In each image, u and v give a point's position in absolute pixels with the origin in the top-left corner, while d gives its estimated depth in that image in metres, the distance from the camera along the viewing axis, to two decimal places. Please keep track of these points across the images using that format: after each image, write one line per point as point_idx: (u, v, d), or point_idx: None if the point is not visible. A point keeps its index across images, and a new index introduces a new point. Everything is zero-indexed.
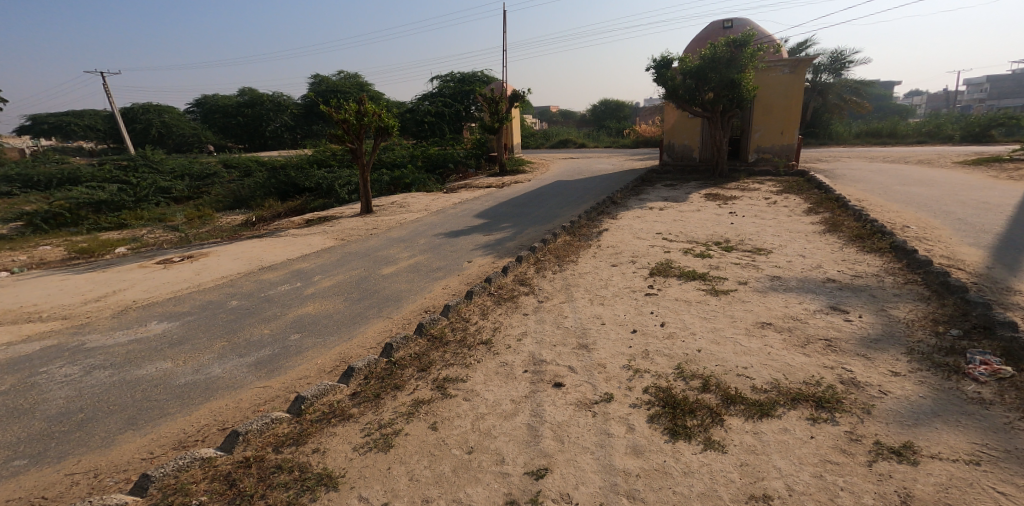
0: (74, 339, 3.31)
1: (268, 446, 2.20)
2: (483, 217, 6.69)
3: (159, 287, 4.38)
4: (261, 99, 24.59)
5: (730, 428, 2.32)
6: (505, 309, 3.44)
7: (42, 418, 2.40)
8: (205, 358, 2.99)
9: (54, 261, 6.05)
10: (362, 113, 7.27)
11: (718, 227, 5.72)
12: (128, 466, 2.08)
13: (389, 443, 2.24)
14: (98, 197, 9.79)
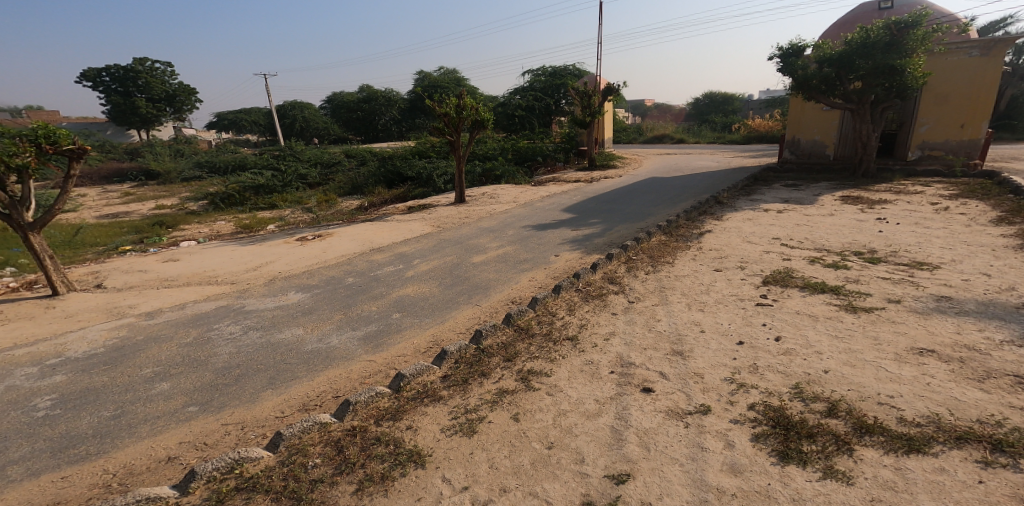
0: (237, 303, 3.96)
1: (370, 419, 2.39)
2: (571, 212, 6.61)
3: (294, 261, 5.09)
4: (375, 95, 27.07)
5: (861, 459, 1.95)
6: (593, 306, 3.34)
7: (211, 371, 2.89)
8: (327, 328, 3.38)
9: (223, 234, 7.35)
10: (461, 107, 7.65)
11: (860, 235, 4.91)
12: (266, 422, 2.42)
13: (474, 429, 2.29)
14: (259, 181, 11.23)
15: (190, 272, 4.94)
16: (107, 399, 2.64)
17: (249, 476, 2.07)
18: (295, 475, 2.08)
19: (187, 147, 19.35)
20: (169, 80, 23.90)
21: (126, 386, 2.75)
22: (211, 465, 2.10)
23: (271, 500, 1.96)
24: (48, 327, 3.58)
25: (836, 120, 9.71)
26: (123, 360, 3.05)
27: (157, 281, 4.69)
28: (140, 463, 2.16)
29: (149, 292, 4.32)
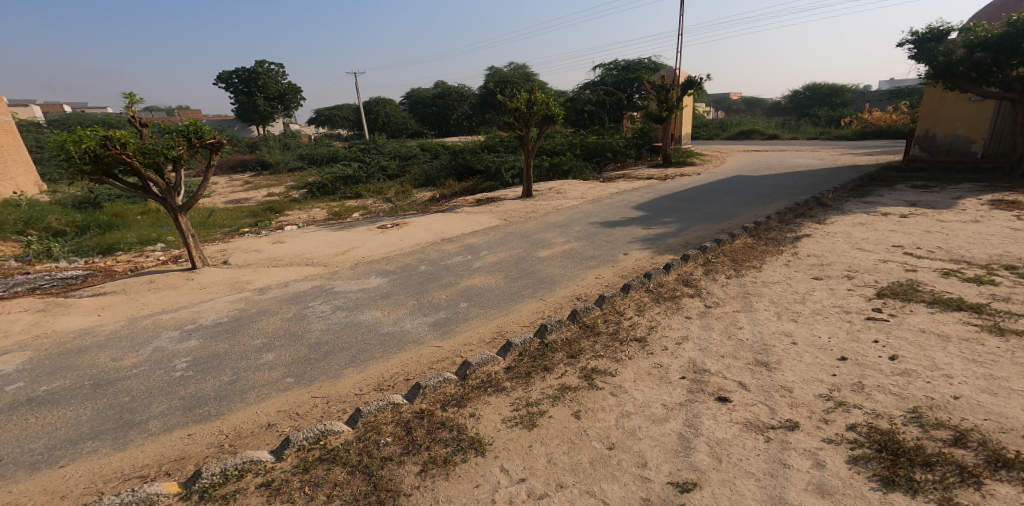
0: (329, 283, 4.36)
1: (436, 403, 2.49)
2: (643, 209, 6.35)
3: (376, 247, 5.50)
4: (449, 91, 28.64)
5: (993, 497, 1.61)
6: (666, 308, 3.16)
7: (306, 345, 3.21)
8: (403, 312, 3.59)
9: (319, 220, 8.11)
10: (532, 102, 7.80)
11: (1012, 246, 4.09)
12: (347, 398, 2.62)
13: (534, 422, 2.28)
14: (348, 172, 12.15)
15: (293, 252, 5.54)
16: (225, 365, 3.03)
17: (330, 448, 2.27)
18: (369, 450, 2.24)
19: (292, 141, 21.56)
20: (282, 80, 26.51)
21: (240, 355, 3.14)
22: (301, 434, 2.32)
23: (347, 473, 2.12)
24: (184, 296, 4.21)
25: (990, 111, 8.27)
26: (237, 331, 3.49)
27: (266, 260, 5.30)
28: (247, 426, 2.45)
29: (261, 270, 4.91)
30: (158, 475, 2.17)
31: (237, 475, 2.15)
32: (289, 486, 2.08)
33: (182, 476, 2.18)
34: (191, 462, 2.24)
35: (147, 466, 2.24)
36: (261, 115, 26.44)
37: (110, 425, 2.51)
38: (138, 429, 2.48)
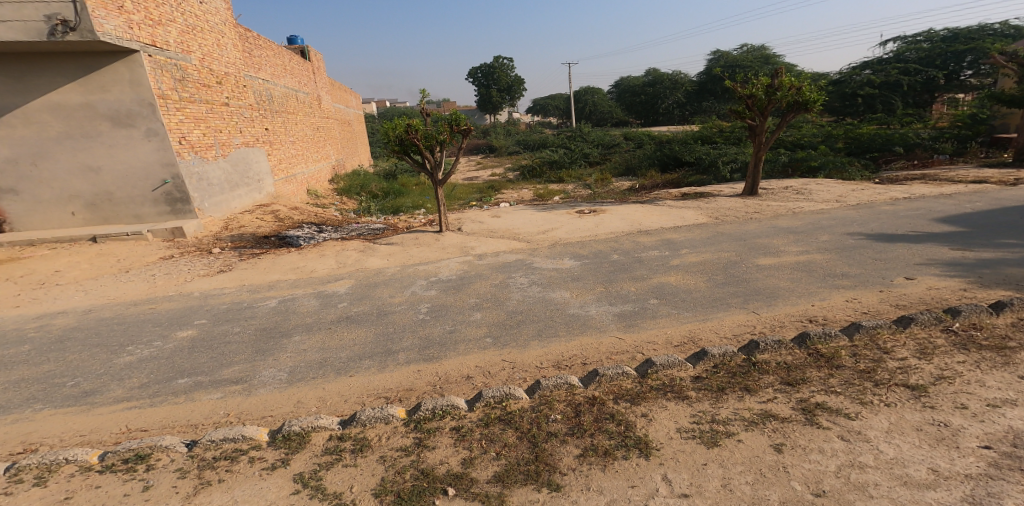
0: (530, 261, 7.58)
1: (608, 393, 3.71)
2: (959, 227, 7.42)
3: (571, 233, 9.25)
4: (661, 80, 40.54)
5: None
6: (977, 363, 3.72)
7: (504, 312, 5.65)
8: (583, 300, 5.84)
9: (531, 213, 11.92)
10: (780, 86, 10.54)
11: None
12: (529, 368, 4.33)
13: (713, 444, 3.07)
14: (551, 159, 21.50)
15: (505, 228, 10.12)
16: (449, 317, 5.64)
17: (508, 409, 3.59)
18: (538, 422, 3.41)
19: (536, 139, 31.71)
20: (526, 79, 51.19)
21: (466, 312, 5.72)
22: (490, 393, 3.74)
23: (514, 437, 3.27)
24: (435, 253, 8.39)
25: None
26: (461, 289, 6.54)
27: (487, 233, 9.75)
28: (453, 375, 4.27)
29: (480, 240, 9.13)
30: (394, 399, 3.95)
31: (441, 413, 3.60)
32: (470, 436, 3.33)
33: (405, 409, 3.78)
34: (411, 399, 3.94)
35: (387, 389, 4.13)
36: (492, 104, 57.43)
37: (377, 351, 4.86)
38: (391, 358, 4.71)
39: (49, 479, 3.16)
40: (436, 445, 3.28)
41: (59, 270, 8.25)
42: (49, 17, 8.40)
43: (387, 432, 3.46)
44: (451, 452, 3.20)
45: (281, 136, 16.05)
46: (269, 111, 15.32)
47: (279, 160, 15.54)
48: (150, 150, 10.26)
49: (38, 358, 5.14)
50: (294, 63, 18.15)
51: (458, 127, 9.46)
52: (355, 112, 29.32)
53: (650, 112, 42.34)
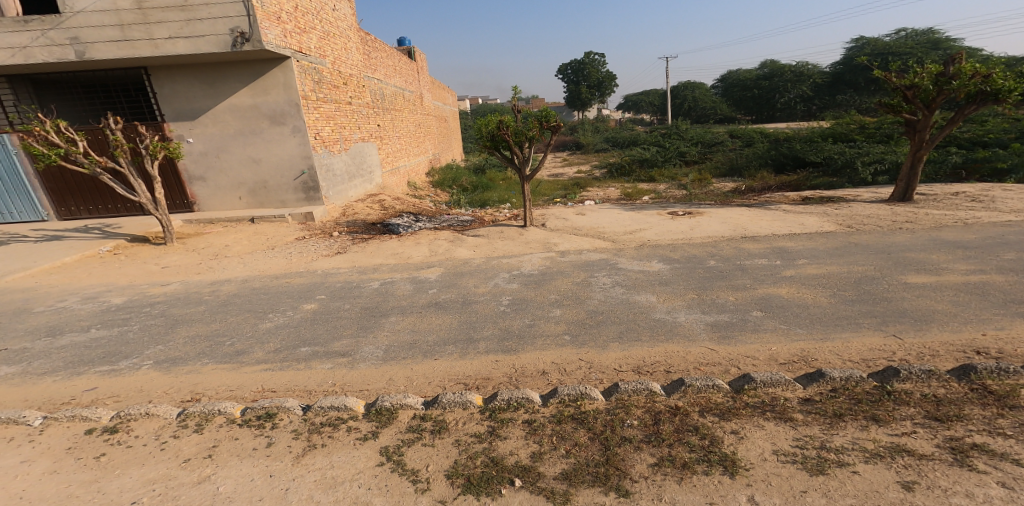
0: (614, 261, 7.38)
1: (692, 405, 3.62)
2: None
3: (661, 234, 8.81)
4: (782, 71, 37.11)
5: None
6: None
7: (584, 311, 5.58)
8: (671, 304, 5.59)
9: (617, 212, 11.59)
10: (962, 74, 9.06)
11: None
12: (607, 370, 4.29)
13: (817, 471, 2.92)
14: (645, 157, 20.81)
15: (588, 226, 9.98)
16: (529, 311, 5.71)
17: (583, 409, 3.66)
18: (612, 426, 3.45)
19: (626, 137, 30.75)
20: (601, 73, 55.25)
21: (546, 308, 5.75)
22: (564, 391, 3.82)
23: (586, 437, 3.35)
24: (519, 248, 8.49)
25: None
26: (542, 284, 6.58)
27: (570, 230, 9.69)
28: (529, 369, 4.38)
29: (563, 237, 9.09)
30: (471, 386, 4.15)
31: (515, 405, 3.74)
32: (541, 432, 3.44)
33: (481, 397, 3.95)
34: (487, 387, 4.12)
35: (466, 376, 4.34)
36: (582, 101, 56.67)
37: (460, 338, 5.10)
38: (472, 346, 4.90)
39: (205, 426, 3.72)
40: (507, 435, 3.43)
41: (230, 243, 9.83)
42: (232, 31, 9.96)
43: (464, 417, 3.65)
44: (521, 444, 3.34)
45: (389, 132, 17.35)
46: (381, 109, 16.63)
47: (387, 153, 16.82)
48: (294, 145, 11.75)
49: (209, 318, 6.15)
50: (401, 62, 19.41)
51: (549, 124, 9.51)
52: (451, 110, 30.71)
53: (766, 106, 38.79)
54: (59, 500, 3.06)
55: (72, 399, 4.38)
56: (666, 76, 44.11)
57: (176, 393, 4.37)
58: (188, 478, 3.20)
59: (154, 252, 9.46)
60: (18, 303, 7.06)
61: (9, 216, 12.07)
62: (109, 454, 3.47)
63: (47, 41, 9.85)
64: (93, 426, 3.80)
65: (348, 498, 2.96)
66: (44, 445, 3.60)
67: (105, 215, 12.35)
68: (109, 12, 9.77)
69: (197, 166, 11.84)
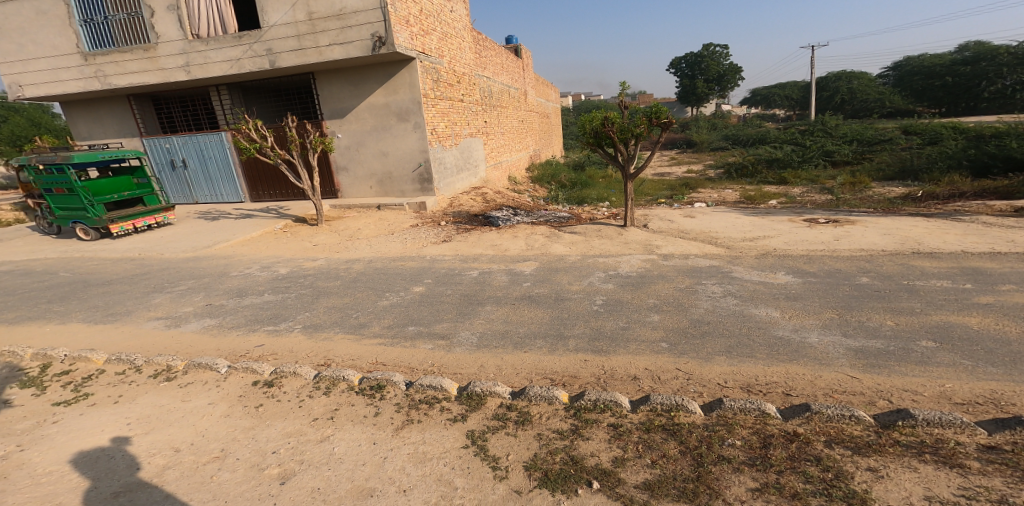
0: (727, 270, 6.83)
1: (816, 434, 3.25)
2: None
3: (790, 243, 7.95)
4: (995, 54, 30.85)
5: None
6: None
7: (685, 319, 5.26)
8: (799, 322, 5.03)
9: (732, 216, 10.69)
10: None
11: None
12: (708, 384, 4.02)
13: None
14: (778, 156, 18.89)
15: (697, 229, 9.38)
16: (622, 314, 5.52)
17: (676, 420, 3.48)
18: (710, 442, 3.24)
19: (753, 135, 28.01)
20: (719, 64, 51.71)
21: (644, 312, 5.52)
22: (657, 400, 3.66)
23: (677, 450, 3.19)
24: (617, 248, 8.26)
25: None
26: (640, 287, 6.33)
27: (676, 233, 9.19)
28: (620, 373, 4.26)
29: (665, 239, 8.68)
30: (558, 382, 4.16)
31: (602, 407, 3.67)
32: (626, 438, 3.34)
33: (568, 395, 3.94)
34: (575, 386, 4.10)
35: (554, 371, 4.37)
36: (696, 96, 52.99)
37: (551, 333, 5.14)
38: (562, 342, 4.91)
39: (331, 390, 4.21)
40: (590, 436, 3.39)
41: (361, 227, 10.96)
42: (373, 36, 11.01)
43: (548, 412, 3.68)
44: (603, 447, 3.28)
45: (494, 128, 17.94)
46: (488, 106, 17.26)
47: (491, 149, 17.43)
48: (414, 140, 12.68)
49: (343, 292, 6.94)
50: (508, 60, 19.87)
51: (658, 121, 8.97)
52: (553, 106, 30.69)
53: (963, 96, 32.74)
54: (227, 440, 3.66)
55: (246, 352, 5.25)
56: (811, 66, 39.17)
57: (314, 357, 5.01)
58: (313, 436, 3.64)
59: (307, 232, 10.92)
60: (216, 268, 8.64)
61: (221, 198, 14.82)
62: (264, 406, 4.07)
63: (252, 53, 11.81)
64: (258, 379, 4.50)
65: (434, 474, 3.16)
66: (224, 390, 4.36)
67: (284, 199, 14.49)
68: (290, 25, 11.40)
69: (343, 157, 13.37)
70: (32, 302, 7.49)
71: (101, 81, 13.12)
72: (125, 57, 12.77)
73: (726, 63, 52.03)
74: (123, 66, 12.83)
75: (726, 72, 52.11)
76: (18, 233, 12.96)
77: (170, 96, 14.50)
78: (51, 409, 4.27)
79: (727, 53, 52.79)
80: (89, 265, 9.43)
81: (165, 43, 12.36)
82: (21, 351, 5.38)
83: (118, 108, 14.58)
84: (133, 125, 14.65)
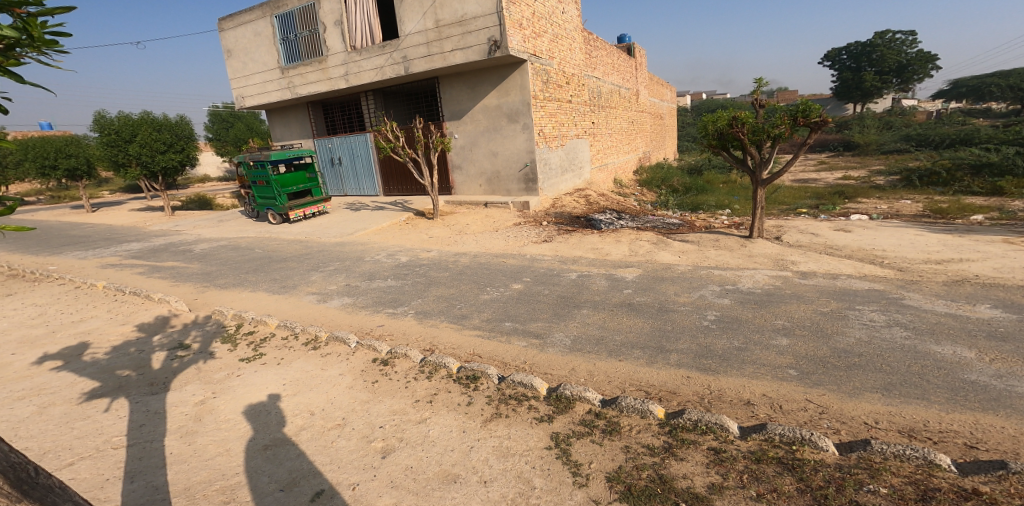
0: (896, 296, 5.90)
1: (1009, 496, 2.70)
2: None
3: (1003, 271, 6.59)
4: None
5: None
6: None
7: (818, 347, 4.68)
8: (1005, 368, 4.15)
9: (909, 232, 9.19)
10: None
11: None
12: (849, 422, 3.55)
13: None
14: (991, 162, 15.68)
15: (853, 245, 8.29)
16: (740, 334, 5.06)
17: (799, 455, 3.12)
18: (841, 485, 2.85)
19: (951, 134, 23.58)
20: (897, 53, 44.89)
21: (768, 334, 5.01)
22: (775, 430, 3.32)
23: (793, 487, 2.87)
24: (738, 261, 7.62)
25: None
26: (765, 306, 5.78)
27: (824, 249, 8.21)
28: (730, 396, 3.93)
29: (803, 254, 7.80)
30: (654, 397, 3.98)
31: (703, 429, 3.43)
32: (728, 465, 3.08)
33: (665, 410, 3.75)
34: (673, 402, 3.89)
35: (650, 385, 4.18)
36: (863, 90, 46.35)
37: (650, 345, 4.91)
38: (663, 355, 4.67)
39: (433, 375, 4.49)
40: (686, 457, 3.19)
41: (469, 223, 11.49)
42: (489, 40, 11.45)
43: (640, 426, 3.54)
44: (699, 470, 3.06)
45: (602, 129, 17.64)
46: (597, 106, 17.02)
47: (597, 150, 17.16)
48: (522, 141, 12.93)
49: (452, 283, 7.35)
50: (620, 59, 19.34)
51: (806, 119, 7.95)
52: (668, 106, 29.32)
53: None
54: (348, 410, 4.09)
55: (370, 330, 5.84)
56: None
57: (421, 342, 5.39)
58: (413, 416, 3.92)
59: (425, 225, 11.75)
60: (355, 253, 9.69)
61: (365, 191, 16.52)
62: (379, 382, 4.48)
63: (392, 60, 12.97)
64: (376, 357, 4.95)
65: (514, 470, 3.21)
66: (351, 363, 4.88)
67: (410, 194, 15.64)
68: (422, 33, 12.31)
69: (458, 157, 14.14)
70: (236, 272, 9.06)
71: (291, 91, 15.41)
72: (307, 70, 14.85)
73: (912, 50, 44.92)
74: (305, 78, 14.95)
75: (909, 60, 45.03)
76: (235, 216, 15.85)
77: (333, 101, 16.59)
78: (237, 363, 5.13)
79: (913, 39, 45.44)
80: (274, 244, 11.19)
81: (333, 56, 14.15)
82: (226, 311, 6.56)
83: (300, 115, 17.11)
84: (308, 128, 17.05)
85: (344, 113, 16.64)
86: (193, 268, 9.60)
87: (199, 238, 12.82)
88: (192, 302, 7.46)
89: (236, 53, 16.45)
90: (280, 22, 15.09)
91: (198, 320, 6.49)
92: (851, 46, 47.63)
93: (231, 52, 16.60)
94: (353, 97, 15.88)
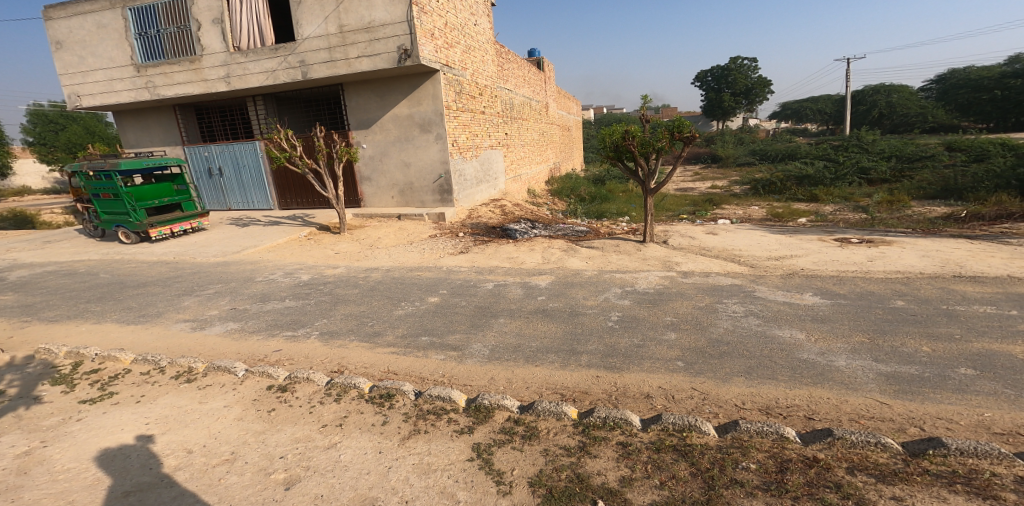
0: (750, 289, 6.77)
1: (838, 459, 3.20)
2: None
3: (820, 263, 7.87)
4: None
5: None
6: None
7: (704, 339, 5.19)
8: (826, 346, 4.94)
9: (760, 234, 10.61)
10: None
11: None
12: (725, 405, 3.98)
13: None
14: (808, 174, 18.65)
15: (720, 246, 9.35)
16: (641, 332, 5.46)
17: (689, 441, 3.43)
18: (723, 465, 3.19)
19: (783, 149, 27.72)
20: (746, 76, 51.69)
21: (660, 330, 5.46)
22: (669, 419, 3.61)
23: (687, 472, 3.14)
24: (634, 264, 8.24)
25: None
26: (657, 304, 6.29)
27: (699, 250, 9.16)
28: (633, 391, 4.21)
29: (685, 256, 8.64)
30: (568, 398, 4.13)
31: (611, 425, 3.63)
32: (634, 458, 3.29)
33: (577, 411, 3.91)
34: (585, 401, 4.07)
35: (565, 386, 4.34)
36: (722, 109, 52.89)
37: (563, 348, 5.10)
38: (575, 357, 4.88)
39: (342, 397, 4.23)
40: (598, 454, 3.34)
41: (381, 236, 11.09)
42: (398, 48, 11.25)
43: (556, 428, 3.65)
44: (610, 466, 3.23)
45: (514, 140, 18.06)
46: (509, 118, 17.42)
47: (510, 160, 17.51)
48: (435, 151, 12.82)
49: (361, 300, 7.02)
50: (530, 72, 20.01)
51: (681, 134, 8.86)
52: (573, 119, 30.84)
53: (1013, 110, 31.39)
54: (238, 443, 3.69)
55: (264, 356, 5.33)
56: (847, 79, 38.60)
57: (328, 364, 5.06)
58: (321, 442, 3.65)
59: (330, 240, 11.11)
60: (243, 273, 8.85)
61: (253, 205, 15.21)
62: (276, 410, 4.11)
63: (287, 64, 12.14)
64: (272, 383, 4.55)
65: (437, 486, 3.14)
66: (240, 393, 4.42)
67: (309, 207, 14.70)
68: (322, 37, 11.71)
69: (366, 168, 13.61)
70: (72, 302, 7.77)
71: (152, 92, 13.73)
72: (174, 69, 13.32)
73: (755, 76, 52.04)
74: (172, 77, 13.40)
75: (753, 84, 52.13)
76: (69, 235, 13.59)
77: (213, 105, 15.04)
78: (77, 406, 4.39)
79: (754, 66, 52.77)
80: (129, 267, 9.80)
81: (210, 55, 12.87)
82: (56, 349, 5.57)
83: (166, 119, 15.28)
84: (177, 134, 15.29)
85: (226, 118, 15.25)
86: (8, 300, 8.06)
87: (20, 264, 10.76)
88: (6, 342, 6.25)
89: (70, 45, 14.17)
90: (137, 15, 13.43)
91: (15, 363, 5.43)
92: (713, 69, 53.91)
93: (63, 44, 14.25)
94: (237, 101, 14.59)
